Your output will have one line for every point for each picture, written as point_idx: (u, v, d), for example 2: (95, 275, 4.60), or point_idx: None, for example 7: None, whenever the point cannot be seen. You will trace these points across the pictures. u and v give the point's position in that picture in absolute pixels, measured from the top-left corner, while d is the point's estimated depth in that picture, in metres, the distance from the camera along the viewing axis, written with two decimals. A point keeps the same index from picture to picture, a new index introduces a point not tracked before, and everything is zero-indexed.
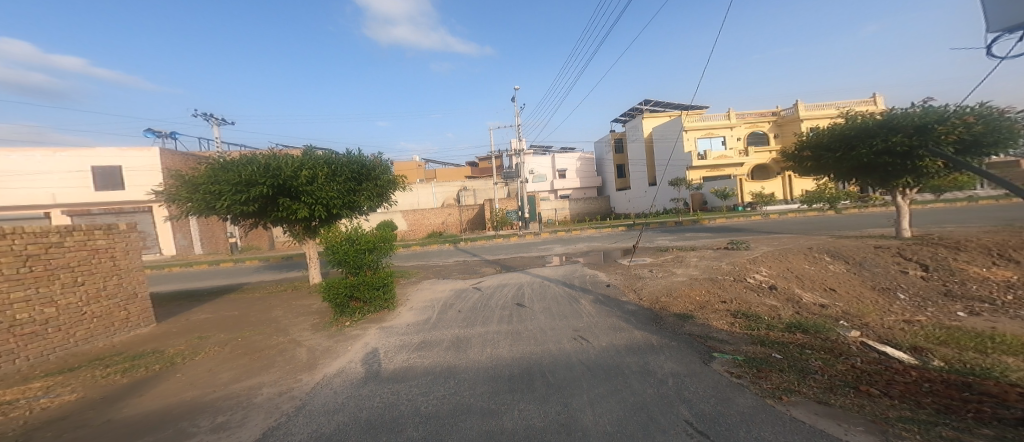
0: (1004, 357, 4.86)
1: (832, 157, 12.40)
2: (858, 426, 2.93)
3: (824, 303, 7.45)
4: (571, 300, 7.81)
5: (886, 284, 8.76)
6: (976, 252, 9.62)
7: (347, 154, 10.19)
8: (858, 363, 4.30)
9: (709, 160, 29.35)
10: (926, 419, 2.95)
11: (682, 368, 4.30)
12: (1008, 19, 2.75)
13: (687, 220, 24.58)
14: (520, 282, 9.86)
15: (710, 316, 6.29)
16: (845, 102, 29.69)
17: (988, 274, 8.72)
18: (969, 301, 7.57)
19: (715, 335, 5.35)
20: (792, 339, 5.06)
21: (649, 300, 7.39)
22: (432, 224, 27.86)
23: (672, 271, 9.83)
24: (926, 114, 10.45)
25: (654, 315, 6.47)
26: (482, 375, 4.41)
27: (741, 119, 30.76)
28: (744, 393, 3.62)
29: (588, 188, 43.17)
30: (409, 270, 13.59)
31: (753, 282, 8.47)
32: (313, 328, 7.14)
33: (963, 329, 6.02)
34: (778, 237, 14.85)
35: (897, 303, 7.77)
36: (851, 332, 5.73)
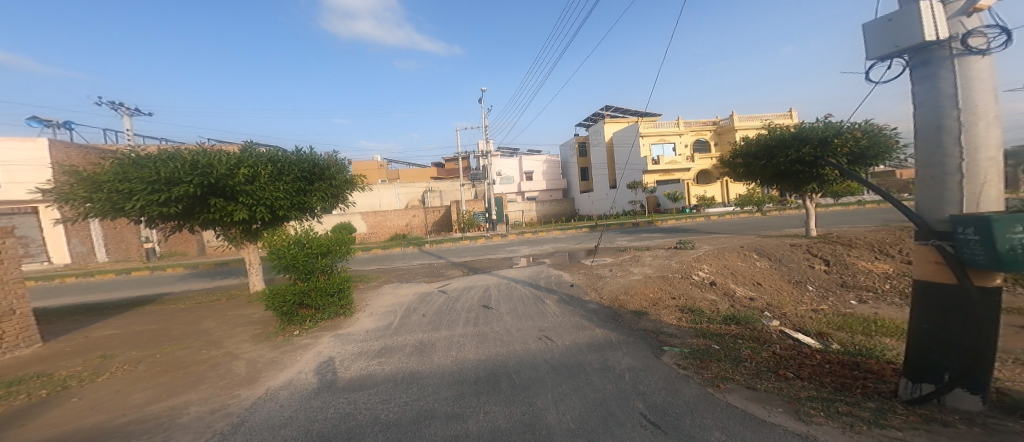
0: (883, 338, 5.69)
1: (756, 165, 13.73)
2: (779, 407, 3.26)
3: (752, 297, 8.26)
4: (536, 301, 7.91)
5: (797, 278, 9.89)
6: (863, 248, 11.15)
7: (297, 152, 9.53)
8: (777, 349, 4.80)
9: (662, 164, 31.63)
10: (828, 397, 3.37)
11: (638, 362, 4.54)
12: (877, 49, 3.14)
13: (643, 221, 25.93)
14: (486, 284, 9.81)
15: (661, 311, 6.68)
16: (768, 116, 33.15)
17: (874, 268, 10.12)
18: (858, 290, 8.82)
19: (665, 330, 5.70)
20: (727, 331, 5.52)
21: (609, 299, 7.70)
22: (393, 226, 26.81)
23: (630, 270, 10.32)
24: (826, 128, 11.96)
25: (611, 313, 6.76)
26: (447, 379, 4.34)
27: (689, 127, 32.89)
28: (688, 383, 3.90)
29: (552, 191, 43.92)
30: (368, 274, 12.99)
31: (697, 278, 9.15)
32: (253, 338, 6.58)
33: (855, 315, 6.96)
34: (717, 237, 16.17)
35: (806, 294, 8.83)
36: (772, 322, 6.38)
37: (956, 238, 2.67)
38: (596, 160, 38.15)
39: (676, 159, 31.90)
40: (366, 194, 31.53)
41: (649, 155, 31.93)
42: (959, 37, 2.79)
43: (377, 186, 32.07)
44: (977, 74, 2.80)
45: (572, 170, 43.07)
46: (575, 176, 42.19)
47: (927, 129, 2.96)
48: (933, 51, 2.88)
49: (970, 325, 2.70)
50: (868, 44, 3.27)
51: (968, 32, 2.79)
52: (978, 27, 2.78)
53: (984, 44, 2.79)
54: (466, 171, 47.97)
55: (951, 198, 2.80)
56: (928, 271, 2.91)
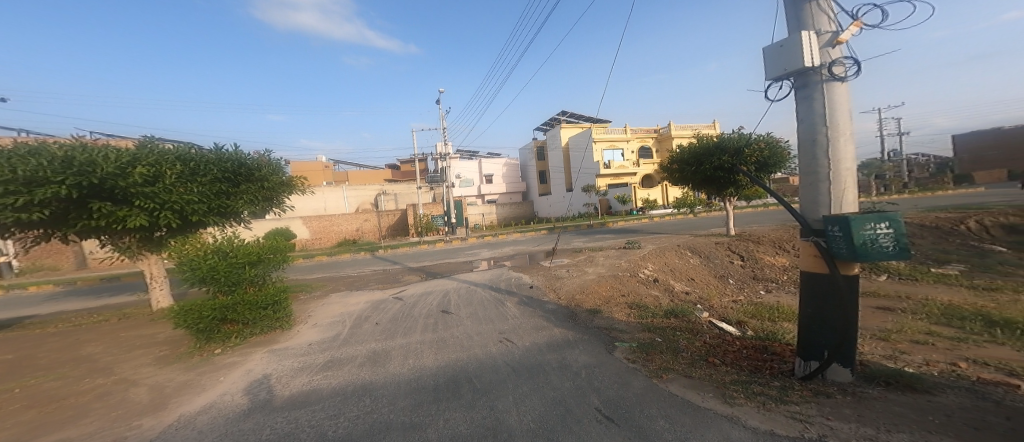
0: (783, 323, 6.52)
1: (685, 171, 14.96)
2: (710, 393, 3.57)
3: (688, 291, 8.99)
4: (496, 304, 7.86)
5: (720, 272, 10.95)
6: (768, 245, 12.67)
7: (218, 150, 8.67)
8: (707, 338, 5.27)
9: (613, 169, 33.45)
10: (746, 379, 3.77)
11: (593, 359, 4.72)
12: (772, 72, 3.64)
13: (597, 223, 26.96)
14: (445, 288, 9.59)
15: (613, 308, 6.98)
16: (698, 127, 36.44)
17: (774, 262, 11.65)
18: (764, 281, 10.02)
19: (617, 326, 5.98)
20: (667, 324, 5.92)
21: (567, 299, 7.87)
22: (343, 232, 25.18)
23: (585, 270, 10.63)
24: (737, 140, 13.44)
25: (569, 313, 6.93)
26: (404, 388, 4.18)
27: (636, 134, 34.90)
28: (637, 376, 4.14)
29: (511, 194, 43.97)
30: (313, 283, 12.12)
31: (643, 276, 9.70)
32: (159, 361, 5.83)
33: (763, 303, 7.90)
34: (660, 237, 17.31)
35: (726, 286, 9.84)
36: (702, 313, 7.00)
37: (827, 236, 3.16)
38: (553, 164, 39.12)
39: (625, 164, 33.91)
40: (310, 197, 29.32)
41: (602, 160, 33.46)
42: (826, 64, 3.31)
43: (323, 189, 29.93)
44: (839, 99, 3.34)
45: (530, 172, 43.62)
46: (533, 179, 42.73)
47: (805, 142, 3.45)
48: (809, 76, 3.39)
49: (837, 309, 3.22)
50: (765, 67, 3.74)
51: (832, 61, 3.32)
52: (841, 58, 3.31)
53: (845, 72, 3.32)
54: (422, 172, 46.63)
55: (823, 202, 3.31)
56: (809, 263, 3.38)
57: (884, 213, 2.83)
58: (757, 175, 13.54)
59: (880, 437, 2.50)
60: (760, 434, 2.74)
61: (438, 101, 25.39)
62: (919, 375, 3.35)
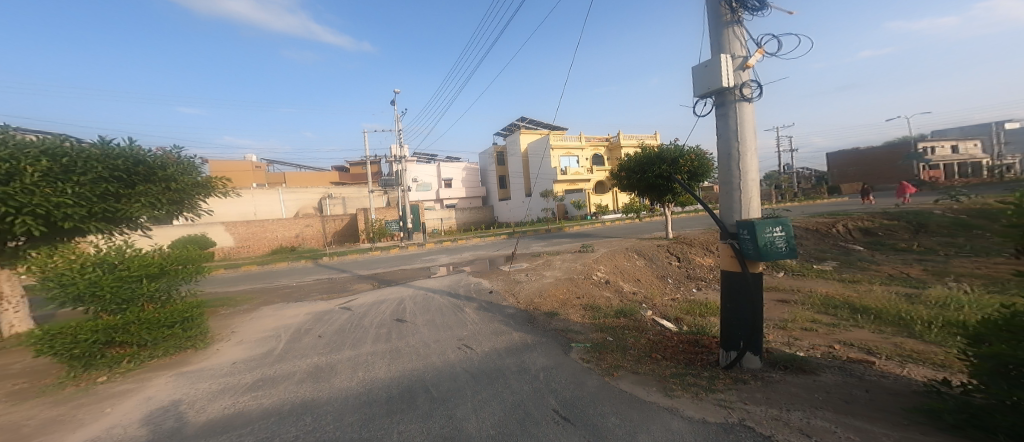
0: (710, 317, 7.17)
1: (631, 179, 15.81)
2: (654, 386, 3.71)
3: (634, 291, 9.51)
4: (453, 310, 7.65)
5: (661, 273, 11.72)
6: (698, 246, 13.85)
7: (103, 145, 7.22)
8: (650, 335, 5.55)
9: (569, 176, 34.59)
10: (683, 372, 4.00)
11: (552, 361, 4.68)
12: (699, 90, 3.98)
13: (554, 227, 27.48)
14: (399, 296, 9.22)
15: (569, 310, 7.04)
16: (642, 137, 38.90)
17: (703, 263, 12.88)
18: (696, 281, 10.97)
19: (572, 328, 6.00)
20: (618, 323, 6.13)
21: (525, 302, 7.77)
22: (279, 239, 23.51)
23: (543, 273, 10.68)
24: (671, 152, 14.57)
25: (527, 315, 6.88)
26: (350, 403, 3.89)
27: (590, 141, 36.22)
28: (591, 375, 4.18)
29: (471, 198, 43.55)
30: (239, 295, 11.12)
31: (597, 277, 9.95)
32: (11, 396, 4.77)
33: (695, 300, 8.61)
34: (612, 240, 18.09)
35: (665, 285, 10.59)
36: (645, 311, 7.43)
37: (739, 238, 3.54)
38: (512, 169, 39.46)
39: (580, 171, 35.20)
40: (235, 201, 26.29)
41: (559, 166, 34.36)
42: (739, 86, 3.73)
43: (252, 191, 27.06)
44: (747, 118, 3.79)
45: (489, 177, 43.59)
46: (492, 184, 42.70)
47: (723, 155, 3.85)
48: (726, 96, 3.79)
49: (749, 303, 3.61)
50: (692, 86, 4.10)
51: (743, 85, 3.76)
52: (748, 82, 3.77)
53: (752, 94, 3.78)
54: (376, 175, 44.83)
55: (736, 208, 3.72)
56: (727, 263, 3.77)
57: (778, 219, 3.27)
58: (689, 184, 14.72)
59: (783, 416, 2.84)
60: (697, 423, 2.92)
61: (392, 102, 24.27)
62: (807, 359, 3.88)
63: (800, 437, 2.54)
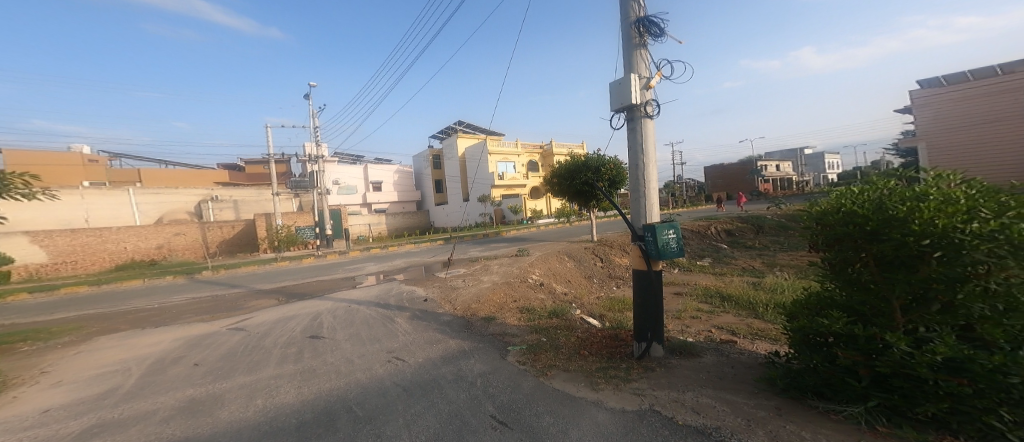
0: (627, 312, 7.83)
1: (562, 185, 16.56)
2: (581, 382, 3.84)
3: (566, 292, 9.95)
4: (385, 321, 7.27)
5: (589, 273, 12.45)
6: (618, 248, 15.01)
7: None
8: (580, 333, 5.81)
9: (506, 181, 35.04)
10: (607, 365, 4.21)
11: (488, 366, 4.61)
12: (616, 103, 4.32)
13: (493, 232, 27.60)
14: (315, 311, 8.44)
15: (506, 314, 7.12)
16: (571, 145, 41.06)
17: (623, 263, 14.01)
18: (617, 280, 11.90)
19: (509, 331, 6.06)
20: (550, 324, 6.35)
21: (462, 308, 7.68)
22: (127, 251, 19.62)
23: (481, 279, 10.66)
24: (594, 160, 15.64)
25: (465, 322, 6.75)
26: (254, 434, 3.41)
27: (525, 148, 37.18)
28: (526, 377, 4.18)
29: (403, 203, 41.98)
30: (60, 326, 8.97)
31: (532, 280, 10.20)
32: None
33: (617, 297, 9.33)
34: (546, 244, 18.71)
35: (592, 285, 11.28)
36: (576, 311, 7.81)
37: (645, 240, 3.95)
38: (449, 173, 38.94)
39: (516, 176, 35.88)
40: (54, 206, 20.83)
41: (496, 172, 34.68)
42: (645, 104, 4.18)
43: (81, 192, 21.70)
44: (649, 134, 4.25)
45: (425, 181, 42.53)
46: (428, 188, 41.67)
47: (633, 166, 4.24)
48: (636, 112, 4.21)
49: (653, 295, 4.04)
50: (609, 100, 4.44)
51: (648, 104, 4.21)
52: (652, 101, 4.24)
53: (654, 112, 4.25)
54: (284, 176, 40.60)
55: (643, 213, 4.14)
56: (636, 261, 4.11)
57: (670, 222, 3.81)
58: (610, 190, 15.92)
59: (681, 398, 3.21)
60: (619, 414, 3.11)
61: (309, 96, 22.17)
62: (698, 344, 4.44)
63: (692, 414, 2.90)
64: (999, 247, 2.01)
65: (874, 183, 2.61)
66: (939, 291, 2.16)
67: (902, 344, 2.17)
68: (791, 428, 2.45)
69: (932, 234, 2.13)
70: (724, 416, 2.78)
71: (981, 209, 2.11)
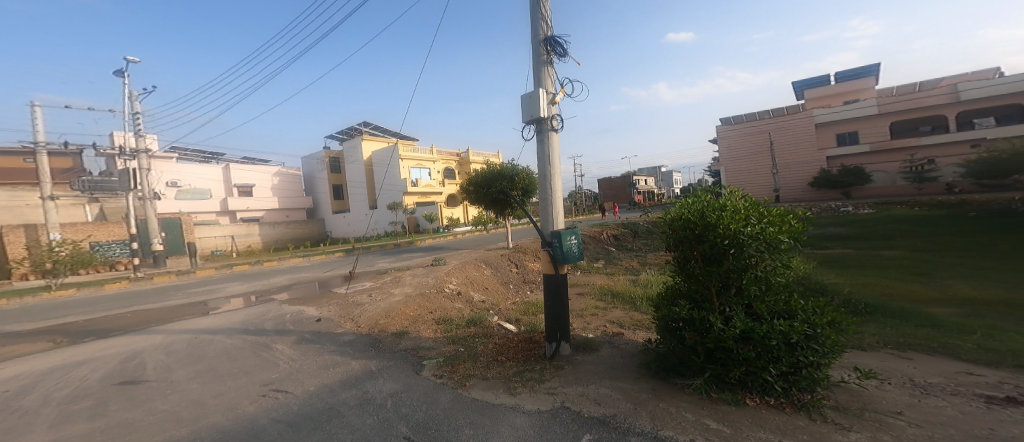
0: (539, 314, 8.15)
1: (479, 194, 16.55)
2: (500, 389, 3.81)
3: (483, 299, 9.94)
4: (261, 350, 6.25)
5: (506, 280, 12.63)
6: (531, 253, 15.56)
7: None
8: (497, 339, 5.82)
9: (420, 188, 34.07)
10: (524, 368, 4.26)
11: (399, 384, 4.34)
12: (528, 114, 4.44)
13: (404, 241, 26.46)
14: (132, 350, 6.55)
15: (420, 327, 6.85)
16: (486, 154, 41.72)
17: (536, 268, 14.58)
18: (530, 285, 12.40)
19: (423, 345, 5.82)
20: (468, 332, 6.26)
21: (368, 326, 7.15)
22: None
23: (390, 292, 10.02)
24: (511, 170, 16.06)
25: (371, 340, 6.28)
26: None
27: (441, 155, 36.57)
28: (443, 390, 4.02)
29: (287, 210, 37.68)
30: None
31: (449, 290, 9.95)
32: None
33: (531, 301, 9.64)
34: (462, 252, 18.51)
35: (509, 291, 11.47)
36: (493, 317, 7.84)
37: (552, 245, 4.15)
38: (352, 178, 36.54)
39: (431, 183, 35.08)
40: None
41: (409, 178, 33.45)
42: (552, 118, 4.41)
43: None
44: (555, 146, 4.47)
45: (320, 186, 39.19)
46: (321, 192, 38.33)
47: (543, 175, 4.40)
48: (545, 124, 4.41)
49: (556, 297, 4.22)
50: (521, 110, 4.55)
51: (554, 117, 4.46)
52: (558, 116, 4.50)
53: (559, 126, 4.50)
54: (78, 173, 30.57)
55: (551, 219, 4.32)
56: (547, 265, 4.23)
57: (571, 229, 4.09)
58: (523, 199, 16.50)
59: (588, 391, 3.38)
60: (535, 415, 3.15)
61: (116, 72, 16.98)
62: (603, 338, 4.78)
63: (595, 405, 3.08)
64: (761, 244, 2.74)
65: (693, 195, 3.19)
66: (734, 278, 2.79)
67: (718, 323, 2.71)
68: (669, 408, 2.78)
69: (728, 236, 2.74)
70: (619, 403, 3.02)
71: (751, 217, 2.81)
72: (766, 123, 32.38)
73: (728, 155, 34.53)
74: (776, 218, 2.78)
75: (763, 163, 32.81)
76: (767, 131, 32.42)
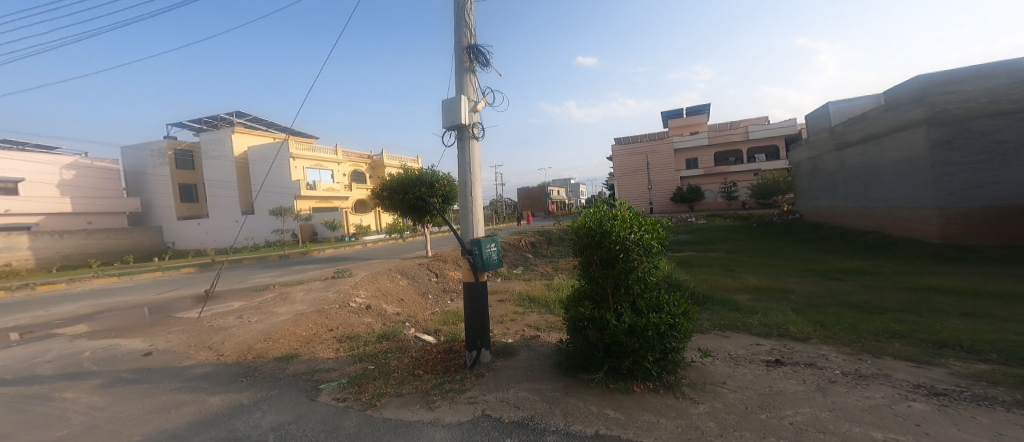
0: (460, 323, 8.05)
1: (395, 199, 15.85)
2: (417, 405, 3.65)
3: (398, 311, 9.47)
4: (26, 403, 4.12)
5: (424, 290, 12.22)
6: (452, 261, 15.42)
7: None
8: (413, 352, 5.62)
9: (319, 191, 30.96)
10: (443, 380, 4.16)
11: (288, 414, 3.67)
12: (449, 121, 4.42)
13: (295, 252, 23.78)
14: None
15: (316, 347, 6.12)
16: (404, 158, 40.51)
17: (456, 276, 14.48)
18: (452, 293, 12.35)
19: (319, 367, 5.19)
20: (378, 349, 5.92)
21: (234, 353, 5.85)
22: None
23: (273, 312, 8.70)
24: (431, 176, 15.77)
25: (242, 370, 5.11)
26: None
27: (348, 156, 34.47)
28: (348, 413, 3.61)
29: (91, 214, 27.47)
30: None
31: (355, 305, 9.17)
32: None
33: (451, 310, 9.48)
34: (371, 263, 17.47)
35: (427, 302, 11.15)
36: (409, 330, 7.52)
37: (472, 253, 4.19)
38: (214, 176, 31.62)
39: (334, 186, 32.63)
40: None
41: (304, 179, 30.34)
42: (473, 127, 4.46)
43: None
44: (475, 155, 4.53)
45: (154, 184, 32.16)
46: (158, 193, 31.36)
47: (462, 183, 4.44)
48: (466, 132, 4.44)
49: (473, 305, 4.27)
50: (442, 116, 4.51)
51: (475, 125, 4.52)
52: (479, 125, 4.57)
53: (480, 135, 4.57)
54: None
55: (471, 227, 4.33)
56: (467, 273, 4.24)
57: (490, 237, 4.18)
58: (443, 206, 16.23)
59: (507, 396, 3.44)
60: (454, 427, 3.08)
61: None
62: (518, 343, 4.89)
63: (513, 410, 3.15)
64: (641, 249, 3.18)
65: (593, 205, 3.50)
66: (623, 279, 3.16)
67: (614, 319, 3.03)
68: (580, 403, 2.98)
69: (617, 242, 3.12)
70: (536, 404, 3.13)
71: (634, 226, 3.24)
72: (643, 145, 39.48)
73: (620, 171, 40.61)
74: (650, 227, 3.27)
75: (640, 180, 39.79)
76: (643, 152, 39.50)
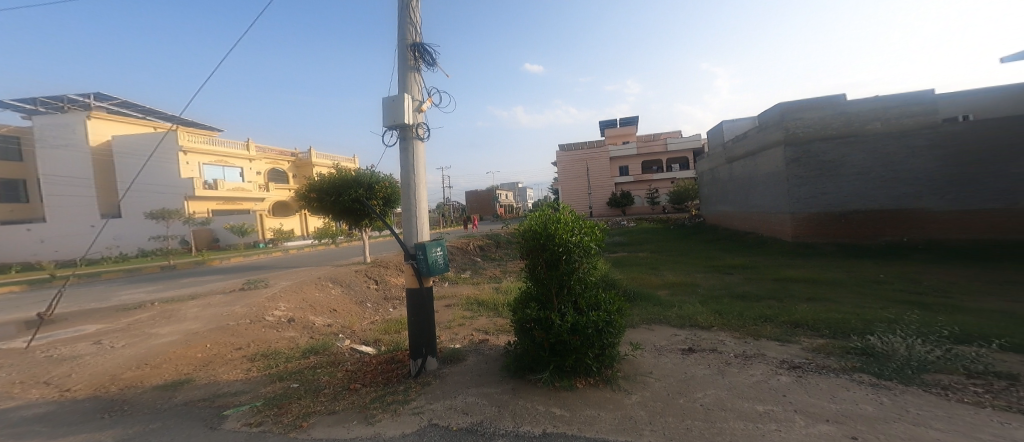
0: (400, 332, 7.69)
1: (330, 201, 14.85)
2: (355, 421, 3.38)
3: (329, 323, 8.78)
4: None
5: (360, 299, 11.54)
6: (394, 267, 14.82)
7: None
8: (348, 366, 5.25)
9: (222, 190, 28.02)
10: (383, 393, 3.91)
11: None
12: (390, 119, 4.19)
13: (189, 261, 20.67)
14: None
15: (217, 370, 5.30)
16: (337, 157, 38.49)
17: (397, 282, 13.94)
18: (393, 301, 11.85)
19: (224, 390, 4.52)
20: (306, 364, 5.45)
21: (89, 388, 4.69)
22: None
23: (158, 331, 7.35)
24: (370, 177, 15.09)
25: (101, 406, 4.14)
26: None
27: (263, 153, 31.75)
28: (266, 438, 3.20)
29: None
30: None
31: (272, 319, 8.24)
32: None
33: (391, 319, 9.03)
34: (294, 272, 16.05)
35: (364, 311, 10.51)
36: (343, 342, 7.01)
37: (416, 258, 4.01)
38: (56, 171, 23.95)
39: (245, 186, 29.76)
40: None
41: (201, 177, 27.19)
42: (416, 127, 4.28)
43: None
44: (419, 155, 4.35)
45: None
46: None
47: (405, 185, 4.24)
48: (409, 131, 4.25)
49: (417, 313, 4.09)
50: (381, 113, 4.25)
51: (419, 125, 4.34)
52: (422, 125, 4.40)
53: (424, 135, 4.41)
54: None
55: (415, 230, 4.15)
56: (410, 279, 4.08)
57: (437, 240, 4.03)
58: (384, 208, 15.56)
59: (454, 403, 3.32)
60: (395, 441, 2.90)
61: None
62: (460, 349, 4.76)
63: (461, 416, 3.04)
64: (582, 250, 3.25)
65: (537, 208, 3.51)
66: (564, 280, 3.21)
67: (558, 318, 3.07)
68: (526, 403, 2.96)
69: (560, 244, 3.16)
70: (484, 408, 3.06)
71: (574, 228, 3.31)
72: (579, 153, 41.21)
73: (564, 175, 41.75)
74: (591, 228, 3.35)
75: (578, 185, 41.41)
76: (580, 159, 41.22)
